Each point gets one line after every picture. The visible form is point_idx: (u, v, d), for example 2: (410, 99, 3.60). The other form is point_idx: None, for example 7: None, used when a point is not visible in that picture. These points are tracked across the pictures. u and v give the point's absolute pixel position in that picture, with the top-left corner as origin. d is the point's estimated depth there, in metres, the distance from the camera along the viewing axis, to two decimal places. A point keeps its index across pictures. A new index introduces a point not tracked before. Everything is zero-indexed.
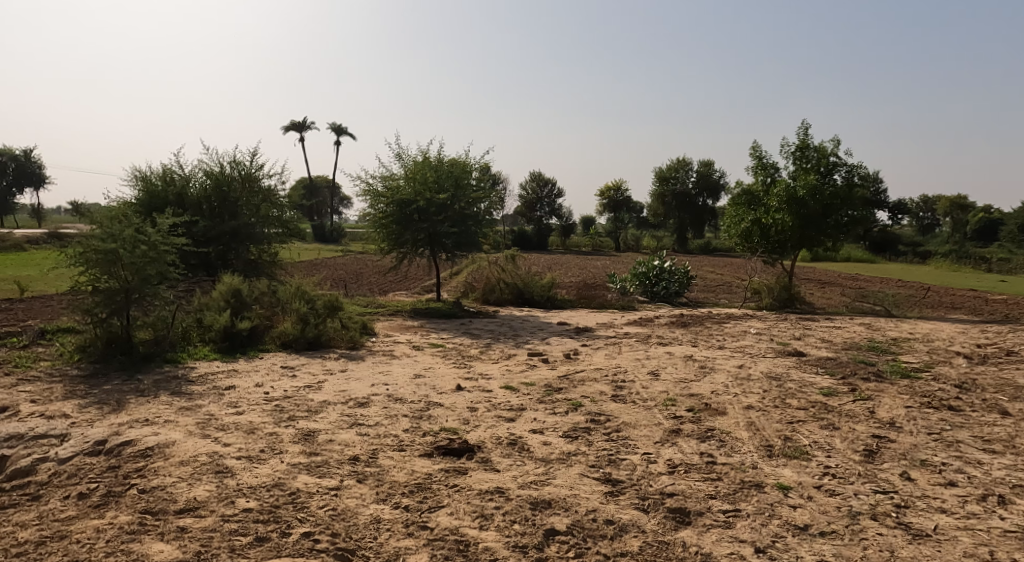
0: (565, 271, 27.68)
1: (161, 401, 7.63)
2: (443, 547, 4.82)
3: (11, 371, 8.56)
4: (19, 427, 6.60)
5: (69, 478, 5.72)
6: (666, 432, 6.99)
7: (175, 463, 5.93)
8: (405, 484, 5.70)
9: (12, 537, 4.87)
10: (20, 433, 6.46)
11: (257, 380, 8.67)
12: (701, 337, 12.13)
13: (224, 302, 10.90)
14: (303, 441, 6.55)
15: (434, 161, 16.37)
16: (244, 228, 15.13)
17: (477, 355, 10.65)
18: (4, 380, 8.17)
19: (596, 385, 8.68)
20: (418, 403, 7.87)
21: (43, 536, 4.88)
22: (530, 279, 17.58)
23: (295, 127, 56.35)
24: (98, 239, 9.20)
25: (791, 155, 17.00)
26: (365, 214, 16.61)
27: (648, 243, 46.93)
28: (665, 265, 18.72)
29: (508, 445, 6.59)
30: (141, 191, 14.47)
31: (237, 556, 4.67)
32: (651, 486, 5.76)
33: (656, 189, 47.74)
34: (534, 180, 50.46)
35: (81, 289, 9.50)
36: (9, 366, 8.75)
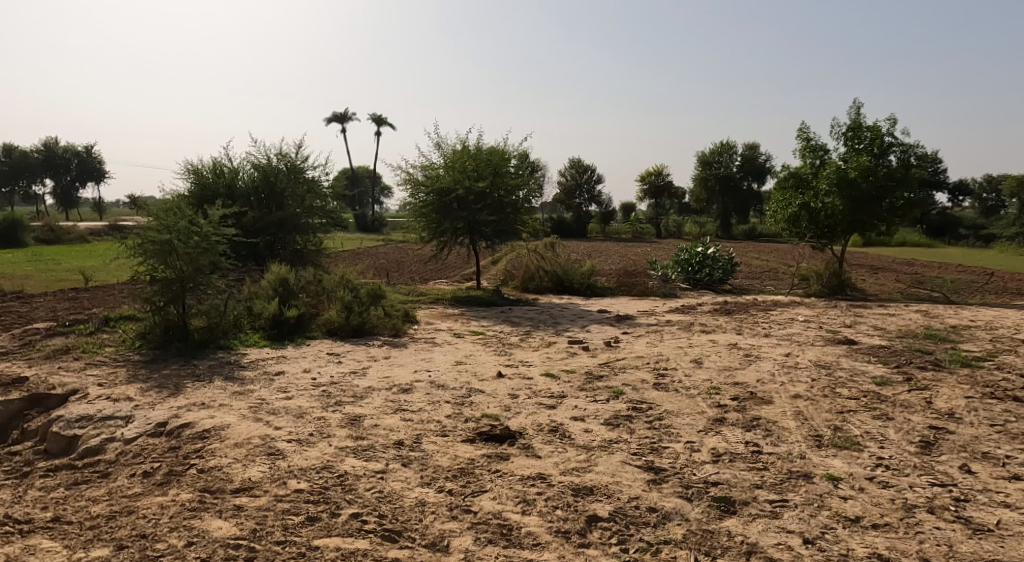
0: (606, 259, 27.44)
1: (216, 385, 7.88)
2: (486, 530, 4.88)
3: (79, 356, 8.94)
4: (87, 408, 6.91)
5: (134, 458, 5.98)
6: (710, 420, 6.90)
7: (230, 444, 6.11)
8: (449, 468, 5.78)
9: (86, 512, 5.16)
10: (90, 414, 6.77)
11: (305, 366, 8.90)
12: (745, 325, 11.93)
13: (272, 291, 11.21)
14: (350, 425, 6.68)
15: (473, 149, 16.38)
16: (291, 219, 15.47)
17: (518, 342, 10.71)
18: (73, 364, 8.56)
19: (638, 373, 8.63)
20: (460, 389, 7.93)
21: (113, 511, 5.14)
22: (570, 267, 17.49)
23: (336, 119, 57.06)
24: (155, 231, 9.58)
25: (842, 136, 16.43)
26: (406, 203, 16.78)
27: (691, 229, 45.97)
28: (708, 251, 18.38)
29: (550, 433, 6.60)
30: (193, 184, 14.88)
31: (290, 534, 4.81)
32: (694, 474, 5.71)
33: (699, 173, 46.90)
34: (573, 168, 49.87)
35: (141, 278, 9.86)
36: (76, 351, 9.13)
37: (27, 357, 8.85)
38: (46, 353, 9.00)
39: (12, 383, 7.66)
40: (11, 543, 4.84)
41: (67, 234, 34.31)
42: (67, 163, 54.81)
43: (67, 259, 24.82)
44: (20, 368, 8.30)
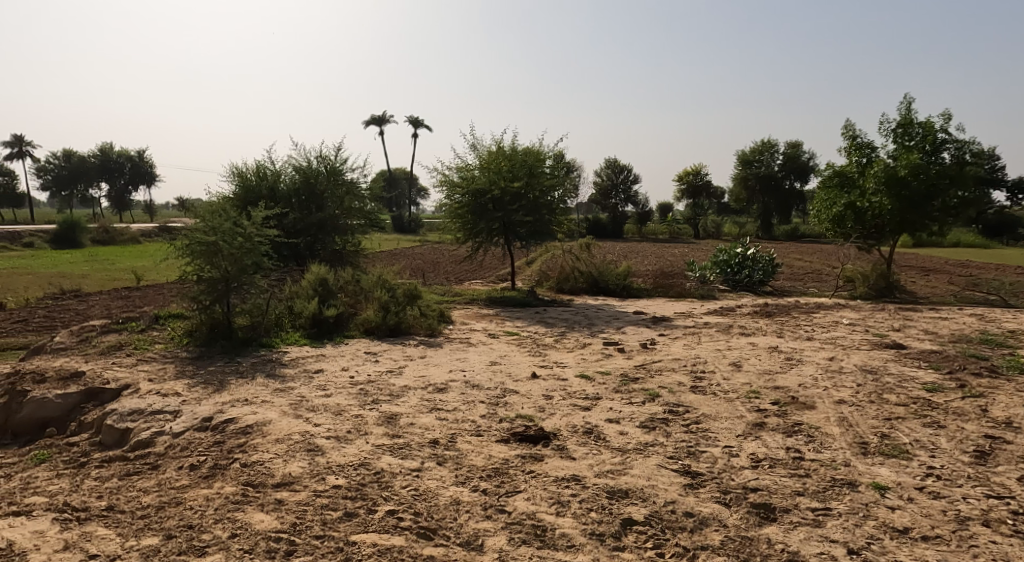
0: (643, 259, 27.26)
1: (258, 382, 8.04)
2: (521, 531, 4.87)
3: (131, 352, 9.23)
4: (138, 402, 7.13)
5: (182, 451, 6.15)
6: (749, 425, 6.77)
7: (272, 440, 6.23)
8: (483, 468, 5.79)
9: (137, 502, 5.34)
10: (141, 408, 6.98)
11: (343, 364, 9.04)
12: (787, 328, 11.67)
13: (312, 291, 11.41)
14: (387, 424, 6.75)
15: (509, 150, 16.40)
16: (330, 220, 15.73)
17: (552, 343, 10.67)
18: (125, 360, 8.84)
19: (675, 375, 8.51)
20: (495, 389, 7.95)
21: (162, 502, 5.30)
22: (606, 267, 17.39)
23: (374, 122, 57.78)
24: (201, 233, 9.84)
25: (892, 133, 15.97)
26: (442, 204, 16.89)
27: (731, 230, 45.28)
28: (748, 252, 18.03)
29: (584, 434, 6.56)
30: (237, 186, 15.25)
31: (329, 529, 4.87)
32: (733, 480, 5.60)
33: (739, 172, 46.12)
34: (609, 168, 49.59)
35: (188, 278, 10.13)
36: (128, 348, 9.42)
37: (83, 353, 9.18)
38: (100, 349, 9.31)
39: (68, 376, 7.91)
40: (68, 530, 5.03)
41: (120, 235, 35.51)
42: (120, 167, 56.64)
43: (119, 259, 25.66)
44: (76, 363, 8.60)
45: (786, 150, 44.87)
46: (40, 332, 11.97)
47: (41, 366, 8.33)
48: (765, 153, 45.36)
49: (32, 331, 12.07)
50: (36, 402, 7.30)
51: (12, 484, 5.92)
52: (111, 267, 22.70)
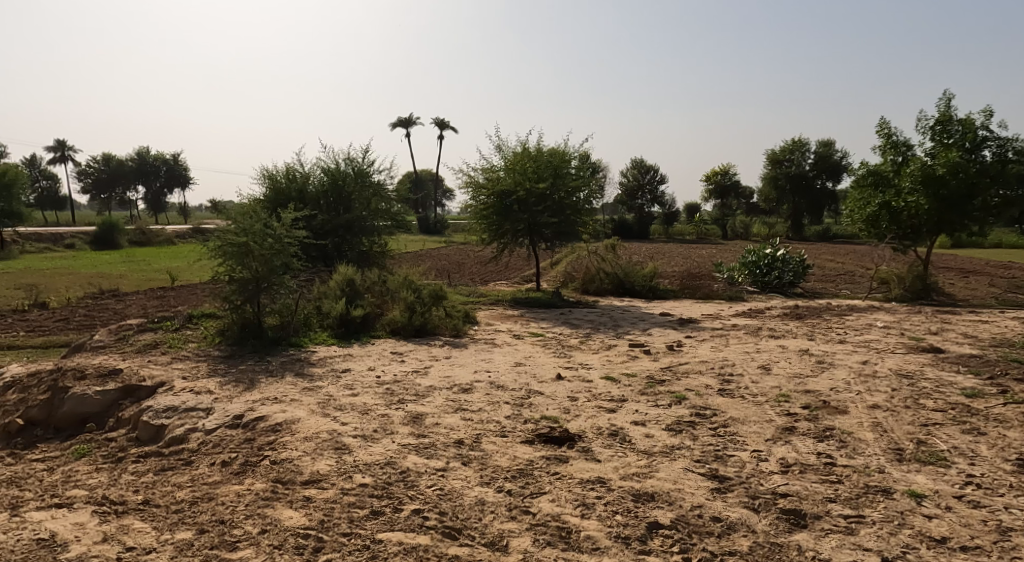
0: (670, 260, 27.10)
1: (288, 381, 8.15)
2: (545, 532, 4.86)
3: (165, 350, 9.43)
4: (173, 399, 7.27)
5: (214, 447, 6.26)
6: (779, 429, 6.66)
7: (300, 438, 6.30)
8: (508, 469, 5.78)
9: (171, 497, 5.46)
10: (175, 405, 7.12)
11: (369, 364, 9.11)
12: (819, 330, 11.46)
13: (340, 291, 11.52)
14: (413, 423, 6.78)
15: (534, 151, 16.39)
16: (357, 221, 15.89)
17: (578, 345, 10.63)
18: (160, 358, 9.03)
19: (702, 378, 8.41)
20: (520, 390, 7.94)
21: (195, 497, 5.41)
22: (632, 268, 17.27)
23: (401, 124, 58.26)
24: (233, 234, 10.01)
25: (930, 131, 15.60)
26: (467, 205, 16.95)
27: (760, 230, 44.69)
28: (778, 253, 17.75)
29: (610, 436, 6.51)
30: (267, 188, 15.49)
31: (356, 527, 4.91)
32: (762, 485, 5.51)
33: (769, 172, 45.46)
34: (635, 168, 49.22)
35: (220, 278, 10.31)
36: (163, 346, 9.62)
37: (120, 352, 9.40)
38: (137, 348, 9.53)
39: (107, 372, 8.03)
40: (106, 522, 5.15)
41: (156, 237, 36.39)
42: (156, 170, 58.00)
43: (156, 260, 26.24)
44: (114, 360, 8.79)
45: (818, 150, 44.12)
46: (80, 331, 12.27)
47: (79, 363, 8.47)
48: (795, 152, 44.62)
49: (72, 329, 12.37)
50: (76, 398, 7.45)
51: (54, 478, 6.09)
52: (147, 267, 23.21)
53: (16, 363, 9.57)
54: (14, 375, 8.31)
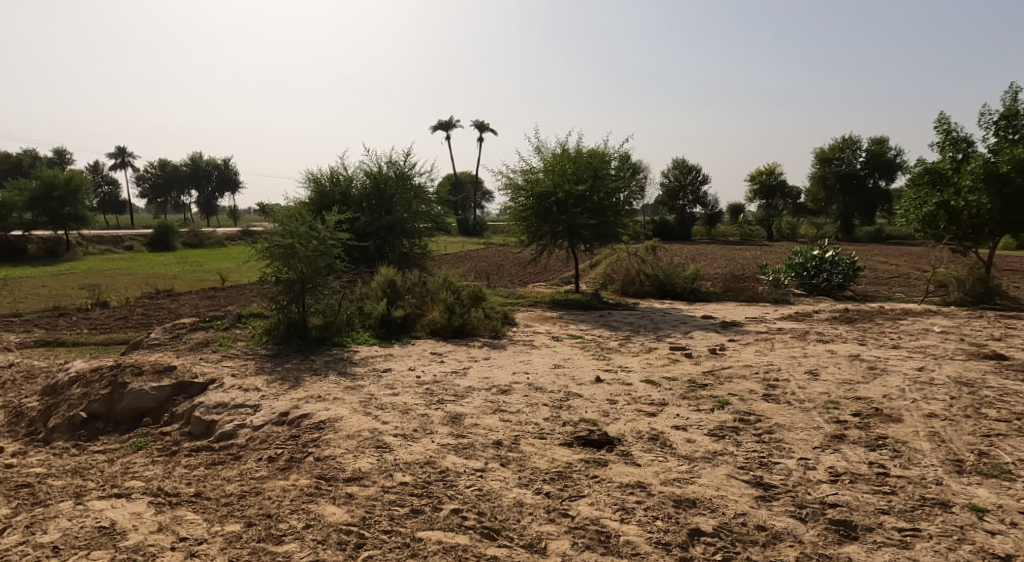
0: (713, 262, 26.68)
1: (331, 380, 8.28)
2: (584, 536, 4.81)
3: (216, 349, 9.70)
4: (223, 396, 7.46)
5: (261, 443, 6.40)
6: (828, 437, 6.47)
7: (343, 436, 6.38)
8: (546, 471, 5.75)
9: (221, 490, 5.61)
10: (224, 401, 7.30)
11: (410, 364, 9.20)
12: (870, 335, 11.11)
13: (381, 292, 11.66)
14: (452, 423, 6.81)
15: (574, 152, 16.31)
16: (399, 223, 16.07)
17: (617, 347, 10.53)
18: (211, 356, 9.29)
19: (746, 383, 8.23)
20: (558, 392, 7.90)
21: (243, 491, 5.54)
22: (673, 270, 17.03)
23: (442, 127, 58.59)
24: (280, 236, 10.22)
25: (993, 126, 14.98)
26: (506, 207, 16.99)
27: (807, 231, 43.62)
28: (827, 255, 17.28)
29: (650, 440, 6.43)
30: (312, 192, 15.83)
31: (396, 524, 4.95)
32: (809, 494, 5.36)
33: (817, 171, 44.32)
34: (677, 168, 48.60)
35: (267, 279, 10.54)
36: (214, 345, 9.89)
37: (174, 350, 9.70)
38: (190, 346, 9.83)
39: (162, 368, 8.25)
40: (161, 513, 5.32)
41: (207, 239, 37.56)
42: (208, 175, 59.90)
43: (207, 262, 27.09)
44: (169, 358, 9.07)
45: (870, 148, 42.82)
46: (137, 329, 12.70)
47: (137, 360, 8.65)
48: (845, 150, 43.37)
49: (130, 328, 12.82)
50: (134, 394, 7.65)
51: (113, 469, 6.32)
52: (199, 268, 23.95)
53: (78, 359, 9.97)
54: (75, 370, 8.51)
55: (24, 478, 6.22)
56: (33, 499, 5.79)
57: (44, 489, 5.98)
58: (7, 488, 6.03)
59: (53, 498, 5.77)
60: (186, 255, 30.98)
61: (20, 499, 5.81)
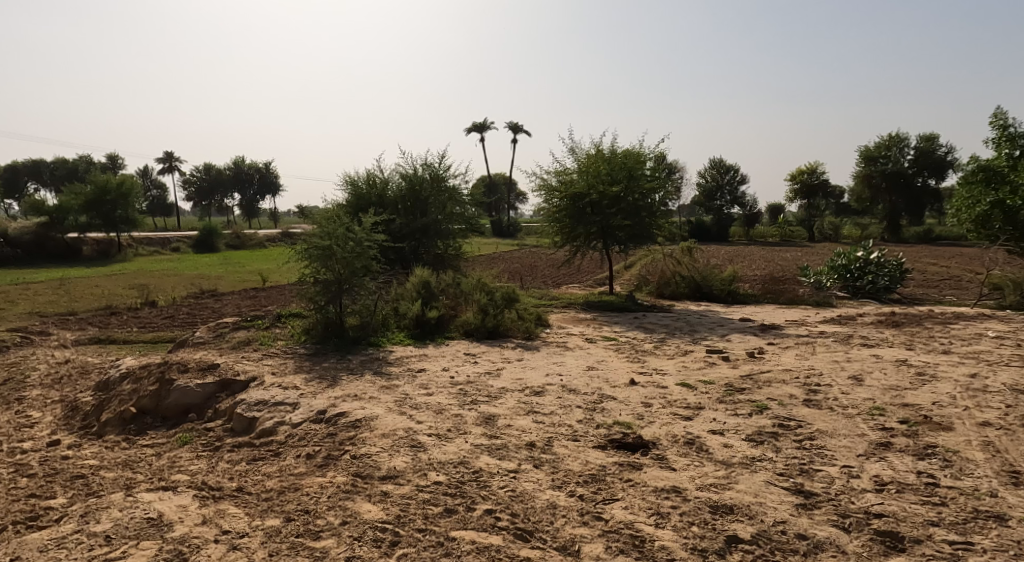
0: (752, 263, 26.21)
1: (367, 379, 8.37)
2: (618, 540, 4.76)
3: (257, 347, 9.89)
4: (263, 393, 7.60)
5: (300, 440, 6.50)
6: (872, 444, 6.29)
7: (378, 434, 6.43)
8: (580, 473, 5.70)
9: (261, 486, 5.71)
10: (264, 399, 7.44)
11: (444, 364, 9.24)
12: (919, 340, 10.75)
13: (416, 293, 11.75)
14: (485, 424, 6.81)
15: (608, 153, 16.19)
16: (433, 225, 16.18)
17: (652, 350, 10.42)
18: (252, 354, 9.49)
19: (786, 387, 8.05)
20: (592, 394, 7.85)
21: (282, 487, 5.62)
22: (710, 272, 16.78)
23: (476, 130, 58.94)
24: (318, 237, 10.38)
25: None
26: (540, 208, 16.97)
27: (852, 231, 42.52)
28: (872, 256, 16.81)
29: (686, 444, 6.33)
30: (349, 194, 16.07)
31: (430, 523, 4.97)
32: (852, 503, 5.21)
33: (862, 170, 43.13)
34: (715, 168, 47.95)
35: (306, 279, 10.70)
36: (255, 343, 10.10)
37: (217, 348, 9.94)
38: (232, 344, 10.05)
39: (206, 366, 8.45)
40: (205, 506, 5.44)
41: (249, 241, 38.44)
42: (249, 178, 61.31)
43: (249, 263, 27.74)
44: (212, 356, 9.30)
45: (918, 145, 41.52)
46: (184, 328, 13.04)
47: (182, 358, 8.88)
48: (892, 148, 42.11)
49: (177, 326, 13.17)
50: (180, 390, 7.83)
51: (160, 463, 6.50)
52: (240, 269, 24.53)
53: (128, 356, 10.29)
54: (125, 367, 8.78)
55: (79, 470, 6.46)
56: (86, 490, 6.00)
57: (96, 481, 6.19)
58: (63, 479, 6.27)
59: (105, 489, 5.97)
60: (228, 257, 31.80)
61: (75, 490, 6.03)
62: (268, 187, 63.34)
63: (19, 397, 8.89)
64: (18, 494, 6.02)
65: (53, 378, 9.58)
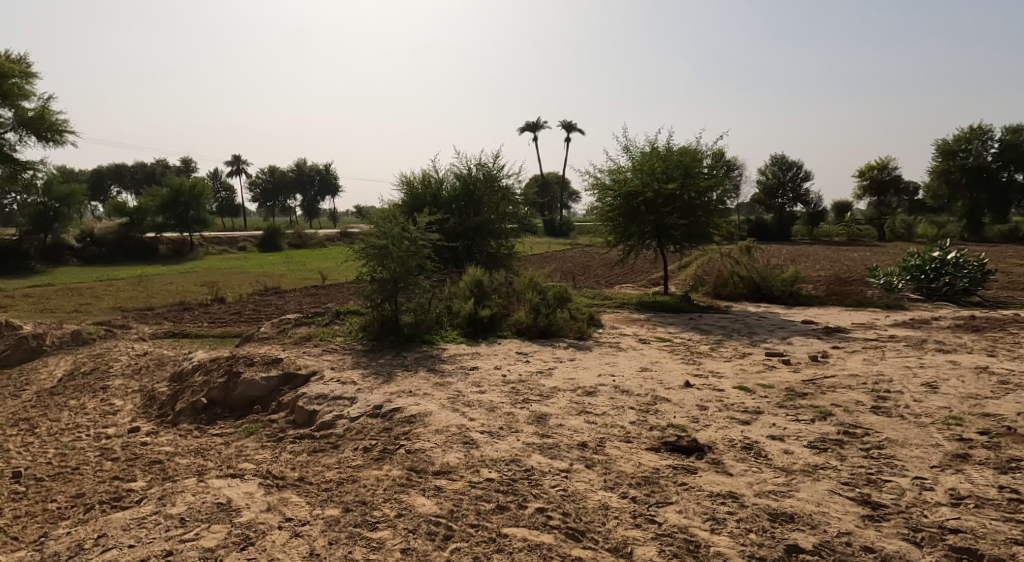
0: (818, 263, 25.31)
1: (421, 376, 8.46)
2: (672, 543, 4.66)
3: (317, 343, 10.15)
4: (324, 388, 7.78)
5: (357, 434, 6.62)
6: (948, 456, 5.96)
7: (432, 430, 6.49)
8: (632, 476, 5.61)
9: (321, 476, 5.85)
10: (325, 393, 7.61)
11: (496, 362, 9.26)
12: (1001, 346, 10.15)
13: (468, 292, 11.83)
14: (537, 423, 6.79)
15: (663, 150, 15.91)
16: (486, 224, 16.26)
17: (708, 352, 10.17)
18: (313, 350, 9.75)
19: (852, 394, 7.72)
20: (645, 396, 7.72)
21: (340, 479, 5.74)
22: (770, 272, 16.28)
23: (529, 129, 59.00)
24: (375, 237, 10.58)
25: None
26: (593, 207, 16.83)
27: (928, 230, 40.71)
28: (949, 256, 16.00)
29: (743, 449, 6.15)
30: (405, 194, 16.35)
31: (482, 519, 4.98)
32: (925, 517, 4.96)
33: (938, 165, 41.31)
34: (776, 164, 46.47)
35: (363, 278, 10.91)
36: (316, 339, 10.37)
37: (281, 343, 10.25)
38: (294, 340, 10.35)
39: (271, 360, 8.71)
40: (270, 494, 5.61)
41: (310, 240, 39.55)
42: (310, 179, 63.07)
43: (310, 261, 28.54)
44: (276, 350, 9.59)
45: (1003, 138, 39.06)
46: (250, 323, 13.51)
47: (249, 352, 9.19)
48: (973, 141, 39.84)
49: (244, 322, 13.67)
50: (247, 382, 8.09)
51: (229, 451, 6.74)
52: (302, 267, 25.28)
53: (200, 349, 10.74)
54: (198, 359, 9.15)
55: (156, 455, 6.77)
56: (162, 475, 6.29)
57: (172, 466, 6.48)
58: (142, 464, 6.59)
59: (180, 474, 6.25)
60: (290, 255, 32.83)
61: (153, 474, 6.32)
62: (328, 188, 64.90)
63: (103, 386, 9.42)
64: (103, 477, 6.37)
65: (133, 368, 10.09)
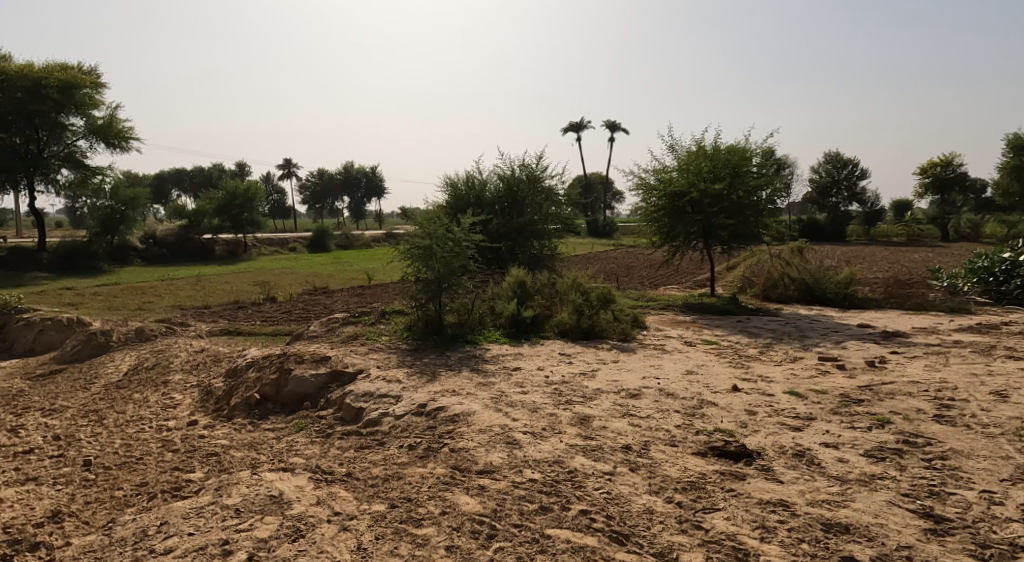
0: (880, 264, 24.84)
1: (465, 376, 8.49)
2: (719, 551, 4.55)
3: (363, 342, 10.30)
4: (370, 386, 7.88)
5: (402, 432, 6.67)
6: (1018, 469, 5.65)
7: (476, 430, 6.50)
8: (678, 480, 5.50)
9: (367, 473, 5.92)
10: (371, 391, 7.71)
11: (539, 363, 9.22)
12: None
13: (511, 292, 11.82)
14: (580, 425, 6.72)
15: (710, 149, 15.62)
16: (529, 225, 16.24)
17: (757, 355, 9.92)
18: (360, 348, 9.90)
19: (911, 401, 7.41)
20: (691, 399, 7.57)
21: (386, 476, 5.79)
22: (823, 274, 15.79)
23: (573, 128, 58.85)
24: (419, 238, 10.67)
25: None
26: (638, 207, 16.64)
27: (994, 230, 38.53)
28: (1019, 258, 15.27)
29: (794, 456, 5.96)
30: (449, 195, 16.48)
31: (526, 519, 4.96)
32: (992, 532, 4.71)
33: (1009, 160, 39.10)
34: (828, 163, 45.29)
35: (408, 279, 11.02)
36: (362, 338, 10.52)
37: (329, 341, 10.43)
38: (342, 338, 10.52)
39: (320, 357, 8.88)
40: (319, 488, 5.70)
41: (357, 241, 40.26)
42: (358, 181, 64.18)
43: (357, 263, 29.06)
44: (325, 349, 9.77)
45: None
46: (299, 322, 13.80)
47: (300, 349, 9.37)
48: None
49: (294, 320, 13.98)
50: (298, 379, 8.26)
51: (280, 446, 6.88)
52: (348, 268, 25.72)
53: (252, 346, 11.02)
54: (251, 356, 9.39)
55: (212, 448, 6.96)
56: (219, 467, 6.46)
57: (227, 459, 6.65)
58: (199, 456, 6.78)
59: (234, 467, 6.41)
60: (337, 256, 33.48)
61: (209, 466, 6.50)
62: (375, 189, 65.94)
63: (163, 380, 9.75)
64: (165, 467, 6.58)
65: (190, 363, 10.41)
